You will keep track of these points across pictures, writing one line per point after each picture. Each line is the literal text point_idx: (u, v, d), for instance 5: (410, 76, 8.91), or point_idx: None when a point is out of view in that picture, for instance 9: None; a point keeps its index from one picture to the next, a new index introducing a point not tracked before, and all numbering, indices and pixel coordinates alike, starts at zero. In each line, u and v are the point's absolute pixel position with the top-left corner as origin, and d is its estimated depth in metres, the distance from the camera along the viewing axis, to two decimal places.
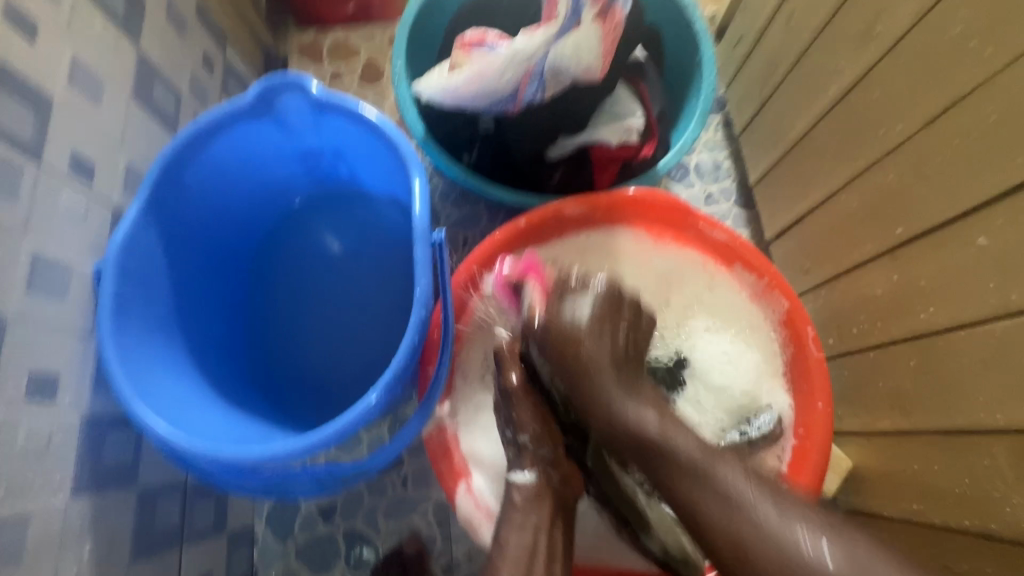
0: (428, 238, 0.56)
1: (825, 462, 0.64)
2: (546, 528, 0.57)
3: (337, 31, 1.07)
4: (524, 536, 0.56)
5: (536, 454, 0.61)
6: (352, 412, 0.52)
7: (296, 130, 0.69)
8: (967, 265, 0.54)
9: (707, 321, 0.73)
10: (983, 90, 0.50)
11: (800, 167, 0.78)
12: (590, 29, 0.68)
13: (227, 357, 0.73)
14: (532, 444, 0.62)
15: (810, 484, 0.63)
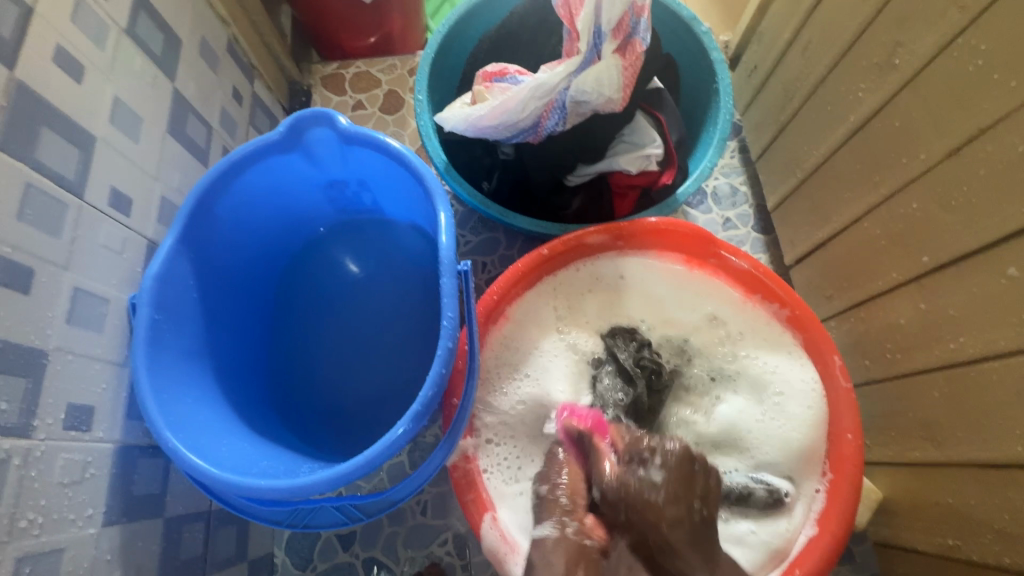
0: (454, 269, 0.57)
1: (856, 498, 0.62)
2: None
3: (359, 63, 1.11)
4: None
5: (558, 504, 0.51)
6: (379, 445, 0.52)
7: (323, 161, 0.71)
8: (997, 294, 0.53)
9: (749, 359, 0.70)
10: (1008, 121, 0.50)
11: (819, 194, 0.78)
12: (611, 62, 0.69)
13: (251, 382, 0.74)
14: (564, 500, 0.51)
15: (840, 520, 0.62)
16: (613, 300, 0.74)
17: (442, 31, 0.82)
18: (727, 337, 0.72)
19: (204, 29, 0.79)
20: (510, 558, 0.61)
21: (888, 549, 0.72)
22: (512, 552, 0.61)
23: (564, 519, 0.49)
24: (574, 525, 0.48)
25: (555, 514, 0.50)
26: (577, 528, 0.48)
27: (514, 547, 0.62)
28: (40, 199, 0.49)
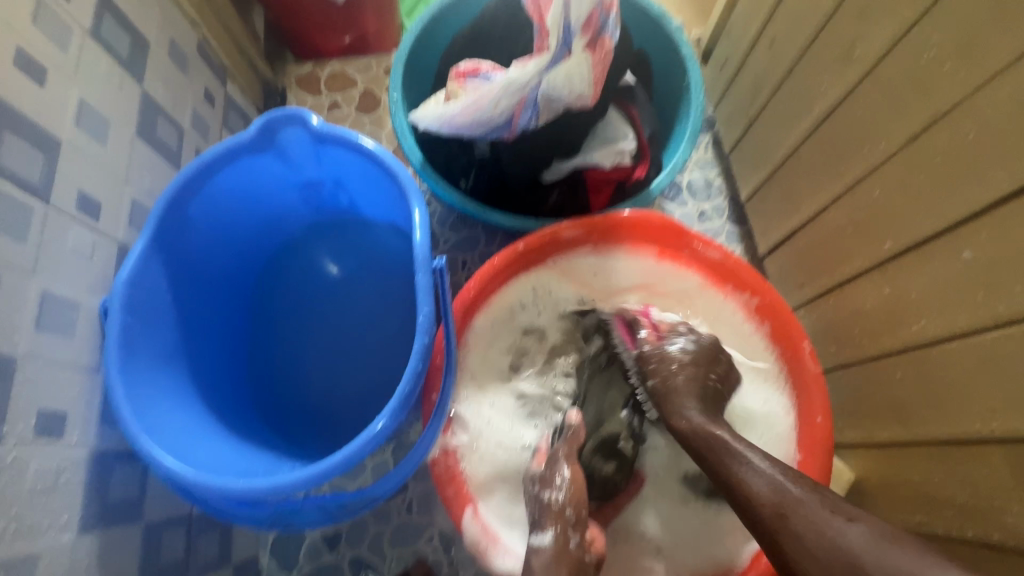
0: (429, 266, 0.57)
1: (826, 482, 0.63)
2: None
3: (334, 63, 1.11)
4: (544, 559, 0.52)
5: (561, 514, 0.56)
6: (357, 441, 0.52)
7: (296, 161, 0.71)
8: (955, 277, 0.55)
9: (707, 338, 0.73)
10: (960, 109, 0.52)
11: (789, 185, 0.80)
12: (580, 59, 0.69)
13: (230, 386, 0.73)
14: (566, 508, 0.57)
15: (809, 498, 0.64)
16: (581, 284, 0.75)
17: (414, 30, 0.82)
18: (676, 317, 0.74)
19: (172, 31, 0.78)
20: (492, 550, 0.62)
21: None
22: (493, 545, 0.62)
23: (567, 532, 0.55)
24: (576, 539, 0.55)
25: (555, 522, 0.56)
26: (579, 542, 0.55)
27: (495, 539, 0.63)
28: (3, 203, 0.48)
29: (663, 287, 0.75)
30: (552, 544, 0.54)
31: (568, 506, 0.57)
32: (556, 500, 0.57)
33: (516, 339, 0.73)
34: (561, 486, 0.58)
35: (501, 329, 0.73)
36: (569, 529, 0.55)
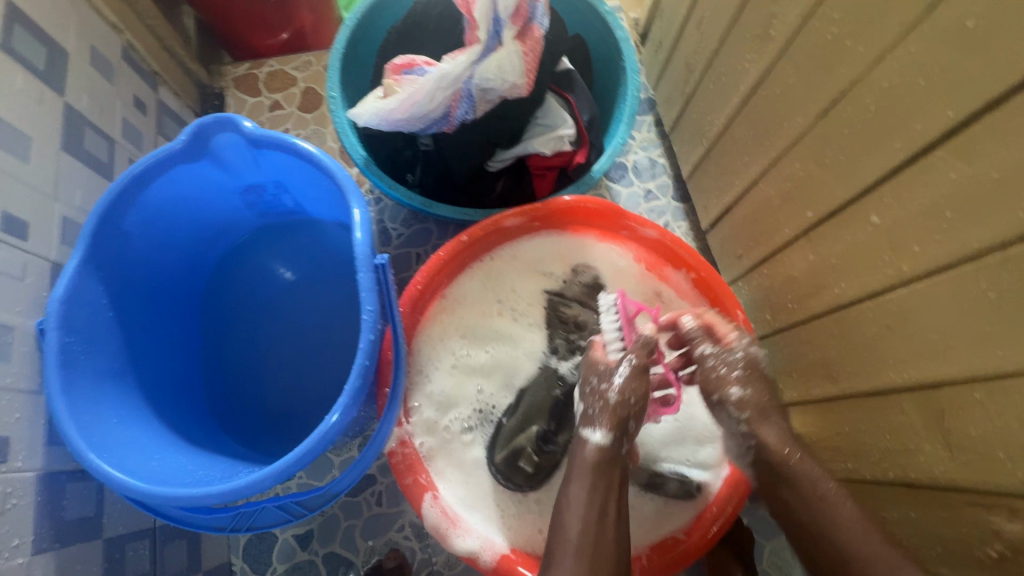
0: (371, 263, 0.58)
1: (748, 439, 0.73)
2: (611, 492, 0.58)
3: (272, 61, 1.09)
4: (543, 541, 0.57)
5: (618, 420, 0.60)
6: (310, 440, 0.54)
7: (232, 166, 0.70)
8: (866, 240, 0.59)
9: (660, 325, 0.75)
10: (862, 84, 0.55)
11: (724, 160, 0.83)
12: (511, 48, 0.70)
13: (186, 396, 0.73)
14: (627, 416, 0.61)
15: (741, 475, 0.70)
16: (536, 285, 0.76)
17: (349, 24, 0.82)
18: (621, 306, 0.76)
19: (91, 37, 0.75)
20: (452, 532, 0.62)
21: None
22: (454, 527, 0.62)
23: (622, 440, 0.60)
24: (627, 448, 0.61)
25: (612, 423, 0.60)
26: (626, 451, 0.61)
27: (455, 522, 0.63)
28: None
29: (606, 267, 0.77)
30: (611, 448, 0.60)
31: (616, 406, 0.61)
32: (613, 400, 0.61)
33: (464, 329, 0.74)
34: (625, 391, 0.61)
35: (449, 319, 0.74)
36: (620, 436, 0.60)
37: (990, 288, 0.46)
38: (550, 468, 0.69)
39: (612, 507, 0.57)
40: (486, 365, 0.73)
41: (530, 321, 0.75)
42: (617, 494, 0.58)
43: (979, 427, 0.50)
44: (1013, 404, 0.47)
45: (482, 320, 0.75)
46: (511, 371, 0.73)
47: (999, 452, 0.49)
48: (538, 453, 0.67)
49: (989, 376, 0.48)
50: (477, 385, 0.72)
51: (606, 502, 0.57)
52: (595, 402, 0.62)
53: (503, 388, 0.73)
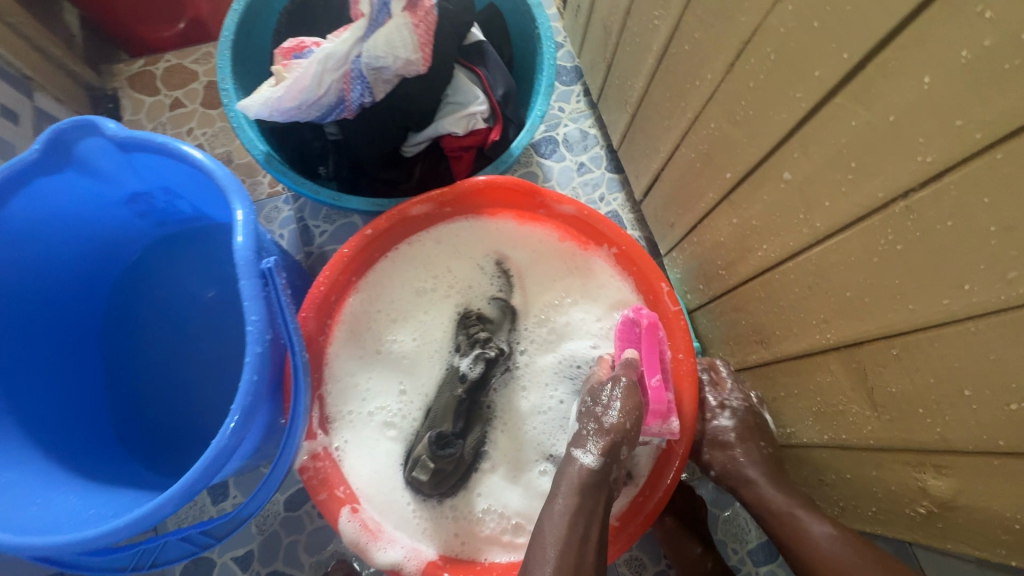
0: (255, 269, 0.53)
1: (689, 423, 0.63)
2: (598, 519, 0.52)
3: (169, 56, 1.01)
4: None
5: (610, 442, 0.55)
6: (196, 469, 0.49)
7: (107, 175, 0.64)
8: (781, 199, 0.55)
9: (577, 315, 0.70)
10: (761, 32, 0.51)
11: (648, 127, 0.79)
12: (400, 21, 0.65)
13: (89, 427, 0.68)
14: (619, 437, 0.56)
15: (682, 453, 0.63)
16: (468, 274, 0.72)
17: (236, 9, 0.75)
18: (545, 288, 0.72)
19: None
20: (373, 546, 0.59)
21: None
22: (375, 541, 0.58)
23: (613, 467, 0.55)
24: (616, 476, 0.56)
25: (606, 447, 0.55)
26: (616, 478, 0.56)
27: (377, 534, 0.59)
28: None
29: (525, 248, 0.72)
30: (601, 471, 0.54)
31: (612, 431, 0.56)
32: (611, 424, 0.56)
33: (375, 326, 0.69)
34: (620, 414, 0.56)
35: (360, 317, 0.69)
36: (612, 461, 0.55)
37: (897, 239, 0.43)
38: (452, 474, 0.63)
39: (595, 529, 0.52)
40: (410, 358, 0.68)
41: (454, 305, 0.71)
42: (601, 521, 0.53)
43: (899, 384, 0.48)
44: (928, 360, 0.44)
45: (395, 315, 0.70)
46: (429, 369, 0.68)
47: (921, 409, 0.47)
48: (433, 459, 0.61)
49: (903, 331, 0.46)
50: (398, 378, 0.68)
51: (591, 527, 0.52)
52: (584, 421, 0.58)
53: (423, 390, 0.68)
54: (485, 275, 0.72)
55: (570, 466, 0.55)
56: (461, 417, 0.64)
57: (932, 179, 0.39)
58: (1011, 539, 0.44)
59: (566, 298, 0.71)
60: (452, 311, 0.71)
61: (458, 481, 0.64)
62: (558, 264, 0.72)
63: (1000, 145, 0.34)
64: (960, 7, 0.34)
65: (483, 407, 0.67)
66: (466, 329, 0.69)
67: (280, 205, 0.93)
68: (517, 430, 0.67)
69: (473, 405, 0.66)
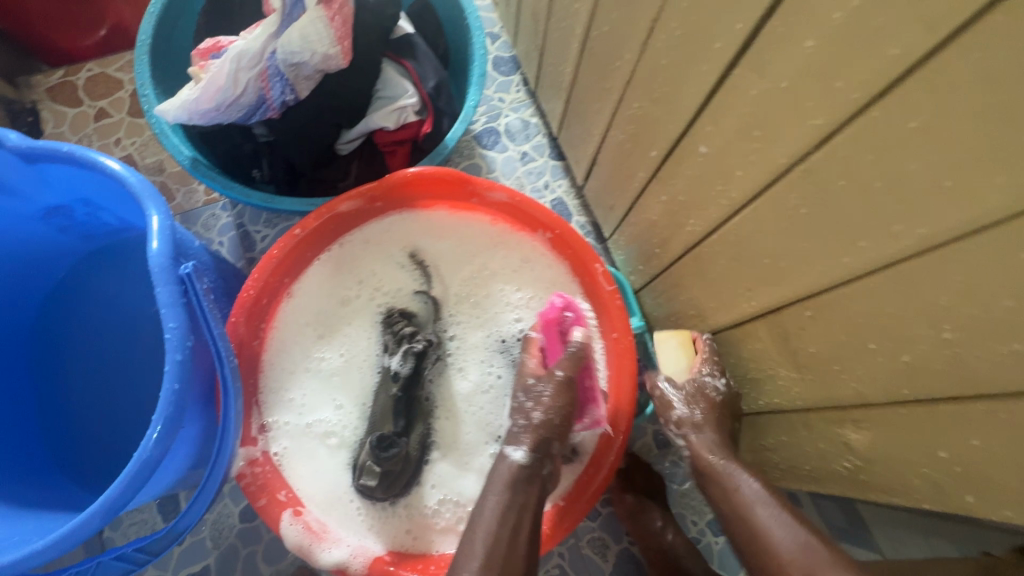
0: (172, 276, 0.52)
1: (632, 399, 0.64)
2: (533, 510, 0.54)
3: (91, 65, 0.97)
4: None
5: (539, 439, 0.58)
6: (118, 486, 0.48)
7: (15, 189, 0.61)
8: (700, 172, 0.56)
9: (513, 301, 0.71)
10: (667, 8, 0.51)
11: (581, 111, 0.79)
12: (314, 15, 0.63)
13: (17, 452, 0.65)
14: (549, 433, 0.58)
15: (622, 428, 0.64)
16: (401, 272, 0.72)
17: (151, 12, 0.74)
18: (481, 279, 0.72)
19: None
20: (318, 547, 0.58)
21: None
22: (319, 542, 0.58)
23: (544, 461, 0.57)
24: (549, 468, 0.58)
25: (536, 442, 0.58)
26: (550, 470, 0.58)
27: (321, 536, 0.59)
28: None
29: (460, 239, 0.73)
30: (529, 463, 0.56)
31: (543, 426, 0.58)
32: (536, 420, 0.59)
33: (312, 327, 0.68)
34: (550, 408, 0.59)
35: (294, 318, 0.68)
36: (542, 456, 0.57)
37: (800, 202, 0.45)
38: (402, 474, 0.61)
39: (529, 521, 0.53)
40: (348, 357, 0.68)
41: (382, 304, 0.70)
42: (536, 510, 0.54)
43: (817, 343, 0.50)
44: (838, 318, 0.46)
45: (332, 313, 0.69)
46: (361, 370, 0.67)
47: (836, 364, 0.49)
48: (378, 462, 0.59)
49: (815, 293, 0.47)
50: (337, 379, 0.67)
51: (521, 520, 0.53)
52: (516, 419, 0.60)
53: (358, 392, 0.67)
54: (417, 270, 0.72)
55: (500, 464, 0.57)
56: (399, 416, 0.63)
57: (823, 141, 0.40)
58: (922, 483, 0.46)
59: (503, 286, 0.72)
60: (377, 309, 0.70)
61: (405, 486, 0.62)
62: (494, 252, 0.72)
63: (874, 104, 0.36)
64: None
65: (423, 400, 0.66)
66: (391, 328, 0.68)
67: (218, 212, 0.91)
68: (457, 421, 0.66)
69: (411, 404, 0.64)
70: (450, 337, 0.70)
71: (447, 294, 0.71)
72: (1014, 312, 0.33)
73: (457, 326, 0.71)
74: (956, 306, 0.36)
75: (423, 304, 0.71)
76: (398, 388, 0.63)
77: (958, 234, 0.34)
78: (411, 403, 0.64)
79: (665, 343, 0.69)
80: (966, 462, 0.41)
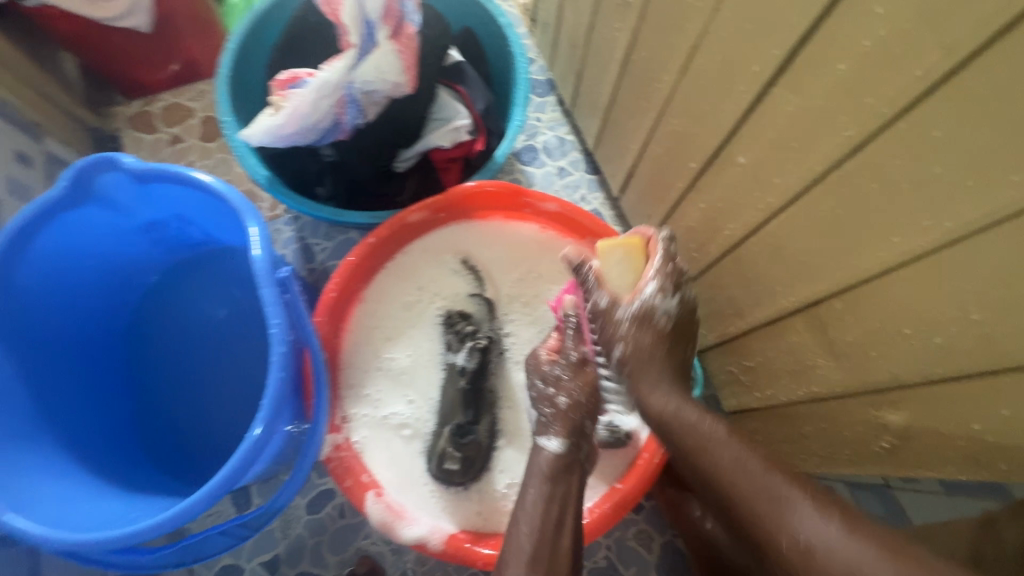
0: (274, 278, 0.59)
1: None
2: (574, 498, 0.58)
3: (165, 95, 1.07)
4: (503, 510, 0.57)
5: (565, 427, 0.63)
6: (232, 464, 0.54)
7: (125, 206, 0.69)
8: (738, 180, 0.62)
9: None
10: (706, 37, 0.58)
11: (619, 128, 0.86)
12: (386, 48, 0.72)
13: (119, 442, 0.73)
14: (574, 416, 0.64)
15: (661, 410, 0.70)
16: (460, 278, 0.78)
17: (231, 47, 0.82)
18: (539, 283, 0.78)
19: None
20: (399, 524, 0.63)
21: (737, 414, 0.84)
22: (400, 520, 0.64)
23: (577, 444, 0.62)
24: (583, 450, 0.63)
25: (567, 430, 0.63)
26: (584, 453, 0.63)
27: (401, 514, 0.64)
28: None
29: (513, 247, 0.79)
30: (563, 452, 0.61)
31: (569, 411, 0.64)
32: (564, 407, 0.64)
33: (384, 327, 0.75)
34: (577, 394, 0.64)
35: (368, 320, 0.75)
36: (574, 442, 0.62)
37: (836, 205, 0.50)
38: (478, 458, 0.68)
39: (572, 511, 0.57)
40: (416, 355, 0.74)
41: (443, 308, 0.77)
42: (576, 497, 0.59)
43: (854, 332, 0.55)
44: (873, 307, 0.51)
45: (401, 315, 0.76)
46: (428, 368, 0.74)
47: (873, 351, 0.54)
48: (457, 449, 0.67)
49: (851, 286, 0.53)
50: (407, 375, 0.73)
51: (565, 511, 0.57)
52: (546, 414, 0.65)
53: (427, 387, 0.73)
54: (471, 277, 0.78)
55: (539, 457, 0.62)
56: (467, 406, 0.69)
57: (856, 150, 0.46)
58: (958, 455, 0.50)
59: (556, 288, 0.78)
60: (440, 311, 0.76)
61: (477, 473, 0.68)
62: (546, 258, 0.79)
63: (901, 118, 0.41)
64: (859, 6, 0.41)
65: (488, 393, 0.72)
66: (453, 328, 0.74)
67: (281, 227, 0.98)
68: (520, 410, 0.72)
69: (479, 398, 0.70)
70: (505, 334, 0.76)
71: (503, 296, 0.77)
72: None
73: (512, 324, 0.77)
74: (981, 290, 0.42)
75: (480, 306, 0.77)
76: (464, 381, 0.70)
77: (981, 227, 0.39)
78: (478, 396, 0.70)
79: (609, 254, 0.61)
80: (997, 432, 0.45)
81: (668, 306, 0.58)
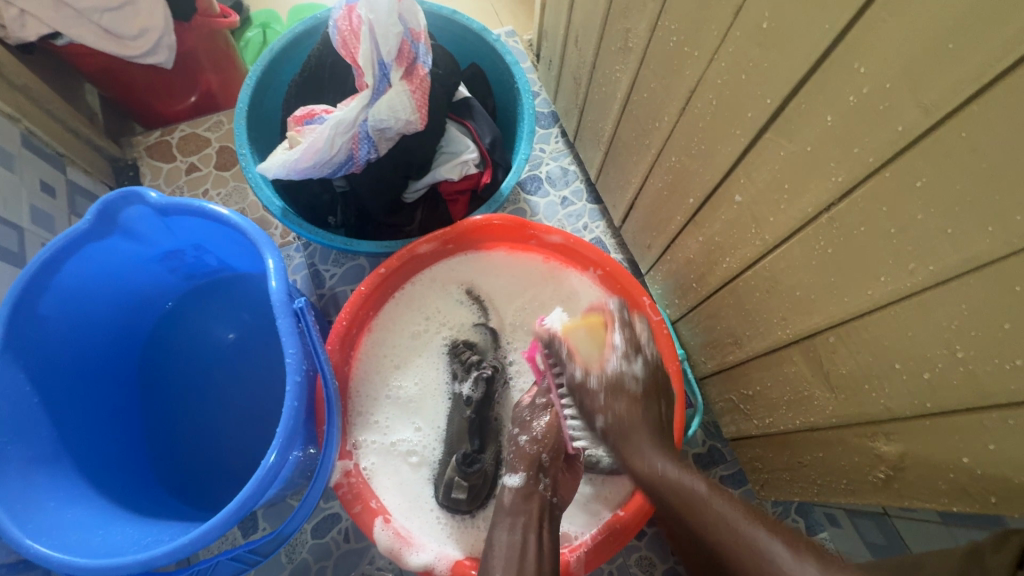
0: (290, 309, 0.61)
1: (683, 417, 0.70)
2: (535, 526, 0.59)
3: (183, 125, 1.11)
4: (513, 537, 0.58)
5: (528, 461, 0.65)
6: (246, 490, 0.56)
7: (146, 237, 0.72)
8: (734, 216, 0.65)
9: None
10: (702, 83, 0.61)
11: (620, 161, 0.90)
12: (399, 89, 0.76)
13: (131, 466, 0.74)
14: (534, 448, 0.66)
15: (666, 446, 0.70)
16: (464, 309, 0.80)
17: (248, 83, 0.86)
18: (544, 315, 0.80)
19: None
20: (407, 551, 0.64)
21: (737, 440, 0.85)
22: (408, 546, 0.64)
23: (539, 478, 0.64)
24: (546, 482, 0.64)
25: (527, 465, 0.65)
26: (548, 485, 0.64)
27: (409, 541, 0.65)
28: None
29: (517, 279, 0.82)
30: (522, 486, 0.63)
31: (532, 447, 0.67)
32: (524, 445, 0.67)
33: (392, 357, 0.77)
34: (538, 431, 0.68)
35: (377, 350, 0.77)
36: (535, 473, 0.65)
37: (827, 244, 0.53)
38: (484, 486, 0.69)
39: (535, 537, 0.58)
40: (422, 384, 0.76)
41: (447, 338, 0.79)
42: (537, 525, 0.60)
43: (847, 365, 0.57)
44: (864, 342, 0.54)
45: (409, 344, 0.78)
46: (434, 396, 0.76)
47: (866, 384, 0.56)
48: (465, 477, 0.67)
49: (843, 321, 0.55)
50: (414, 403, 0.75)
51: (527, 536, 0.58)
52: (512, 449, 0.68)
53: (434, 415, 0.75)
54: (474, 308, 0.80)
55: (503, 493, 0.64)
56: (473, 437, 0.70)
57: (844, 195, 0.49)
58: (949, 487, 0.52)
59: None
60: (447, 341, 0.79)
61: (480, 502, 0.69)
62: (549, 288, 0.81)
63: (885, 167, 0.44)
64: (843, 65, 0.44)
65: (493, 422, 0.74)
66: (458, 357, 0.76)
67: (292, 253, 1.01)
68: None
69: (485, 429, 0.72)
70: (510, 363, 0.79)
71: (508, 323, 0.80)
72: (1012, 333, 0.41)
73: (515, 352, 0.80)
74: (965, 330, 0.44)
75: (485, 336, 0.79)
76: (469, 411, 0.71)
77: (961, 272, 0.42)
78: (484, 428, 0.71)
79: (575, 330, 0.71)
80: (985, 465, 0.47)
81: (637, 371, 0.66)
